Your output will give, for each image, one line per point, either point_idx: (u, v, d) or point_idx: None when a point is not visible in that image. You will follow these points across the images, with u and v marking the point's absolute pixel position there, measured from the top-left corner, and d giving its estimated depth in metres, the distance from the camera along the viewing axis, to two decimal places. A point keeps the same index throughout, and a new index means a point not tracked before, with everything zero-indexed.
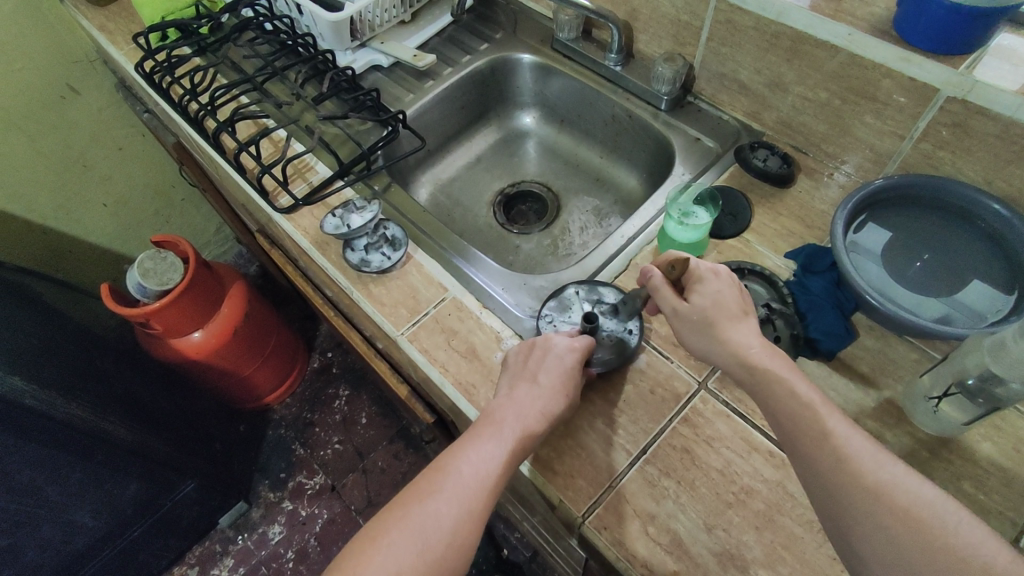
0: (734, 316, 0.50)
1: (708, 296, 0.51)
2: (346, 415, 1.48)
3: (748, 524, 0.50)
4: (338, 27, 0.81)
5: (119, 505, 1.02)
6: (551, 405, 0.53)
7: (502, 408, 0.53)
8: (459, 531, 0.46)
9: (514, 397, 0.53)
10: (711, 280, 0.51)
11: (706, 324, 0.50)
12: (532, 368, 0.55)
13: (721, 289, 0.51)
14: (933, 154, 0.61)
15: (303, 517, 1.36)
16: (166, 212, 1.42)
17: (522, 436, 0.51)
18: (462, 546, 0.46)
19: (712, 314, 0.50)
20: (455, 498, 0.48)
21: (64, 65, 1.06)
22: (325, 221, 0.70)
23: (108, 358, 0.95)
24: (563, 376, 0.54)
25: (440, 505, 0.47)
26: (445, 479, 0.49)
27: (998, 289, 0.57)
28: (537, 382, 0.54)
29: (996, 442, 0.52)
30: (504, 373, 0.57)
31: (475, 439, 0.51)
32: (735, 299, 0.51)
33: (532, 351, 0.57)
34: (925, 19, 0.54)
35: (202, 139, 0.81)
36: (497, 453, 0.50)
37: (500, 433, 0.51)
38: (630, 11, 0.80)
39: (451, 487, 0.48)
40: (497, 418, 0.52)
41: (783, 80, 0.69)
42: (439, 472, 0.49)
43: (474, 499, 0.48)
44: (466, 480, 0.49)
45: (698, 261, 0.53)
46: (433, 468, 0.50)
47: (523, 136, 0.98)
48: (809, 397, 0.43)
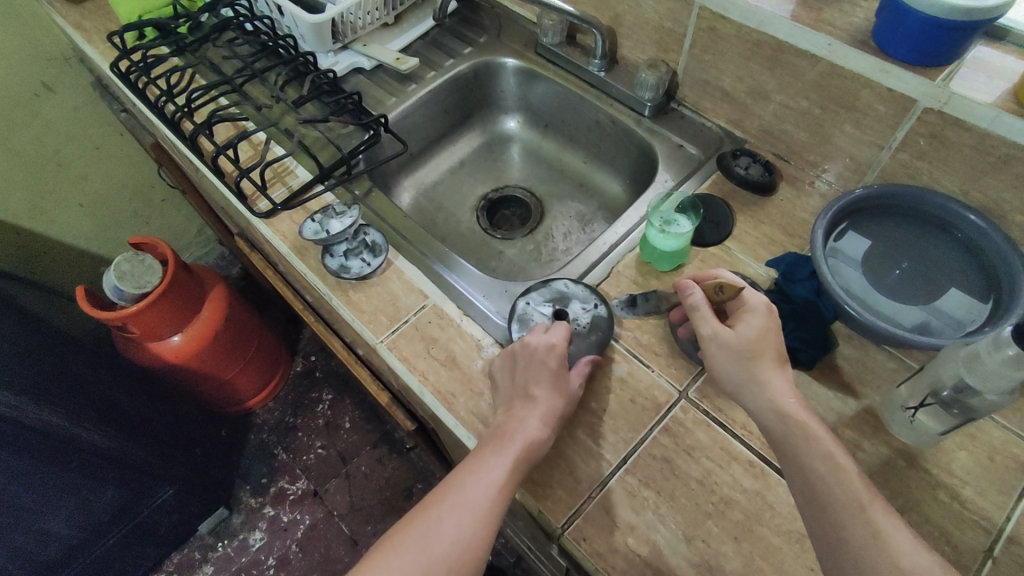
0: (775, 357, 0.50)
1: (755, 329, 0.50)
2: (329, 420, 1.46)
3: (727, 535, 0.50)
4: (319, 29, 0.80)
5: (95, 512, 1.00)
6: (551, 411, 0.53)
7: (508, 422, 0.52)
8: (466, 542, 0.46)
9: (515, 411, 0.53)
10: (762, 315, 0.51)
11: (748, 354, 0.49)
12: (521, 376, 0.55)
13: (769, 326, 0.51)
14: (911, 163, 0.61)
15: (284, 523, 1.34)
16: (146, 213, 1.40)
17: (526, 448, 0.50)
18: (471, 556, 0.46)
19: (757, 348, 0.50)
20: (461, 511, 0.48)
21: (39, 63, 1.04)
22: (304, 226, 0.69)
23: (84, 361, 0.92)
24: (555, 382, 0.54)
25: (446, 517, 0.47)
26: (451, 492, 0.49)
27: (975, 298, 0.58)
28: (532, 394, 0.53)
29: (971, 451, 0.52)
30: (500, 385, 0.56)
31: (482, 453, 0.50)
32: (776, 341, 0.51)
33: (518, 357, 0.56)
34: (904, 31, 0.54)
35: (180, 141, 0.80)
36: (502, 467, 0.49)
37: (504, 446, 0.50)
38: (614, 17, 0.79)
39: (459, 500, 0.48)
40: (502, 431, 0.51)
41: (764, 88, 0.69)
42: (448, 486, 0.50)
43: (480, 512, 0.47)
44: (473, 493, 0.48)
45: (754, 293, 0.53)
46: (443, 483, 0.50)
47: (506, 141, 0.97)
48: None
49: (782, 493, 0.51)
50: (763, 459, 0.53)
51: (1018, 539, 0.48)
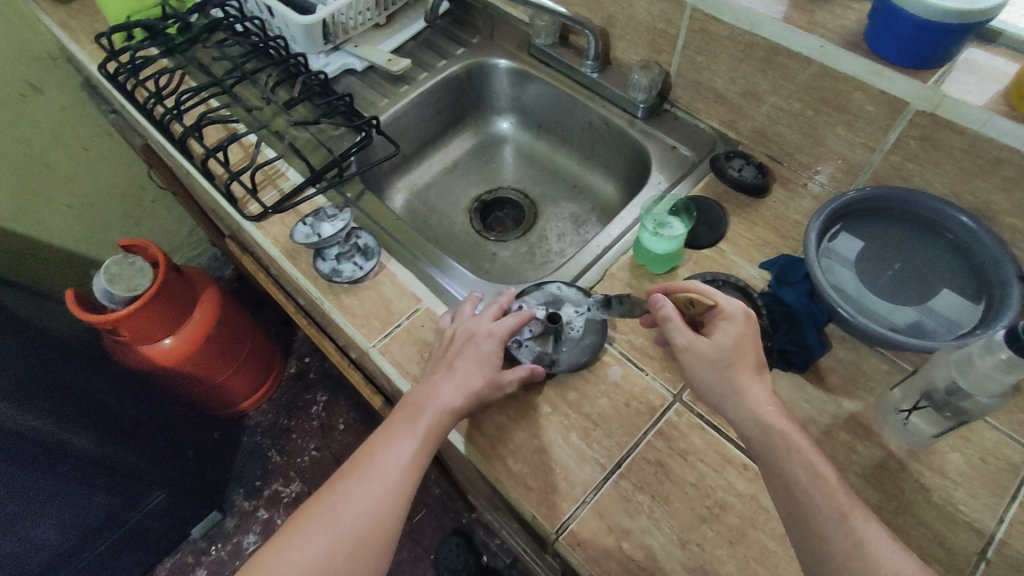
0: (752, 363, 0.49)
1: (732, 338, 0.50)
2: (323, 422, 1.45)
3: (722, 539, 0.50)
4: (310, 30, 0.80)
5: (85, 517, 0.99)
6: (470, 382, 0.53)
7: (420, 394, 0.53)
8: (374, 514, 0.47)
9: (432, 382, 0.53)
10: (739, 321, 0.51)
11: (725, 364, 0.49)
12: (448, 355, 0.55)
13: (746, 332, 0.50)
14: (903, 165, 0.61)
15: (279, 526, 1.33)
16: (136, 215, 1.39)
17: (437, 418, 0.51)
18: (380, 527, 0.47)
19: (734, 356, 0.49)
20: (371, 485, 0.49)
21: (25, 63, 1.03)
22: (294, 230, 0.68)
23: (75, 366, 0.90)
24: (481, 360, 0.54)
25: (354, 491, 0.48)
26: (361, 465, 0.50)
27: (967, 299, 0.58)
28: (454, 368, 0.53)
29: (963, 453, 0.52)
30: (429, 361, 0.56)
31: (394, 427, 0.51)
32: (754, 347, 0.50)
33: (454, 337, 0.56)
34: (895, 34, 0.54)
35: (169, 143, 0.79)
36: (411, 438, 0.50)
37: (415, 419, 0.51)
38: (606, 18, 0.79)
39: (368, 474, 0.49)
40: (414, 404, 0.52)
41: (757, 90, 0.69)
42: (359, 460, 0.51)
43: (390, 484, 0.49)
44: (381, 467, 0.49)
45: (727, 300, 0.51)
46: (356, 457, 0.51)
47: (499, 141, 0.97)
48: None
49: None
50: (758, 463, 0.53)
51: (1010, 541, 0.48)
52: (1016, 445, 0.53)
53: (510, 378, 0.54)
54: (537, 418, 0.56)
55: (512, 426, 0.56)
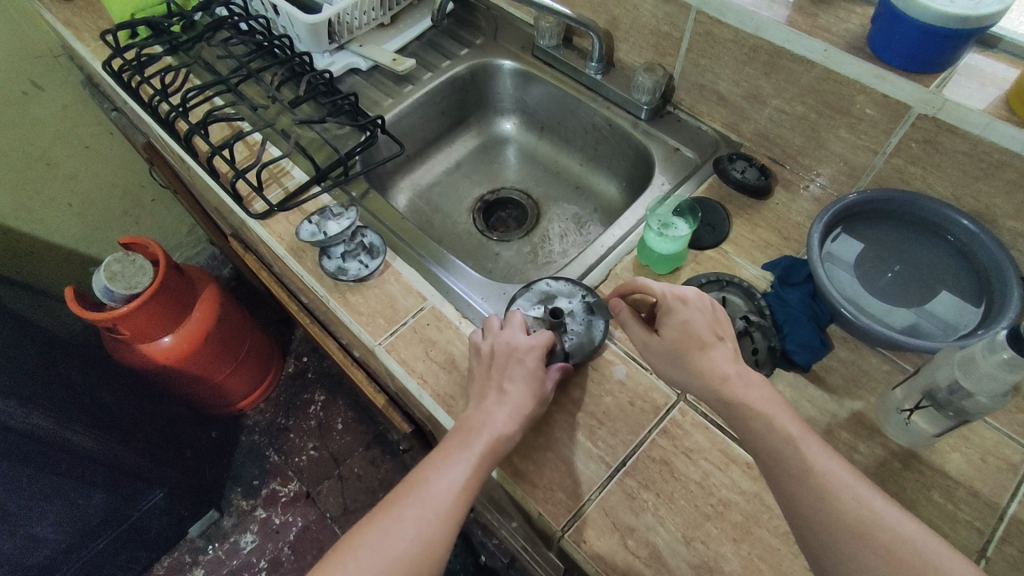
0: (706, 344, 0.49)
1: (676, 327, 0.50)
2: (322, 421, 1.45)
3: (726, 537, 0.50)
4: (316, 29, 0.80)
5: (84, 516, 0.98)
6: (521, 406, 0.53)
7: (473, 417, 0.52)
8: (429, 540, 0.46)
9: (483, 404, 0.53)
10: (678, 309, 0.51)
11: (677, 355, 0.50)
12: (495, 371, 0.55)
13: (690, 316, 0.50)
14: (905, 169, 0.62)
15: (277, 525, 1.33)
16: (135, 213, 1.38)
17: (492, 443, 0.50)
18: (434, 554, 0.46)
19: (682, 345, 0.49)
20: (425, 509, 0.47)
21: (28, 60, 1.02)
22: (300, 228, 0.68)
23: (73, 363, 0.90)
24: (529, 378, 0.54)
25: (408, 515, 0.47)
26: (414, 488, 0.48)
27: (967, 301, 0.59)
28: (505, 390, 0.53)
29: (964, 452, 0.53)
30: (471, 383, 0.56)
31: (448, 450, 0.50)
32: (706, 325, 0.50)
33: (494, 357, 0.55)
34: (898, 38, 0.54)
35: (173, 140, 0.79)
36: (466, 462, 0.49)
37: (470, 442, 0.50)
38: (611, 21, 0.80)
39: (422, 497, 0.48)
40: (468, 427, 0.51)
41: (760, 93, 0.70)
42: (411, 483, 0.49)
43: (445, 509, 0.47)
44: (436, 492, 0.48)
45: (661, 291, 0.52)
46: (406, 479, 0.50)
47: (502, 142, 0.97)
48: (797, 433, 0.44)
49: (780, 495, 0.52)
50: None
51: (1011, 539, 0.49)
52: (1016, 445, 0.54)
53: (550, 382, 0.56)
54: (543, 417, 0.57)
55: None
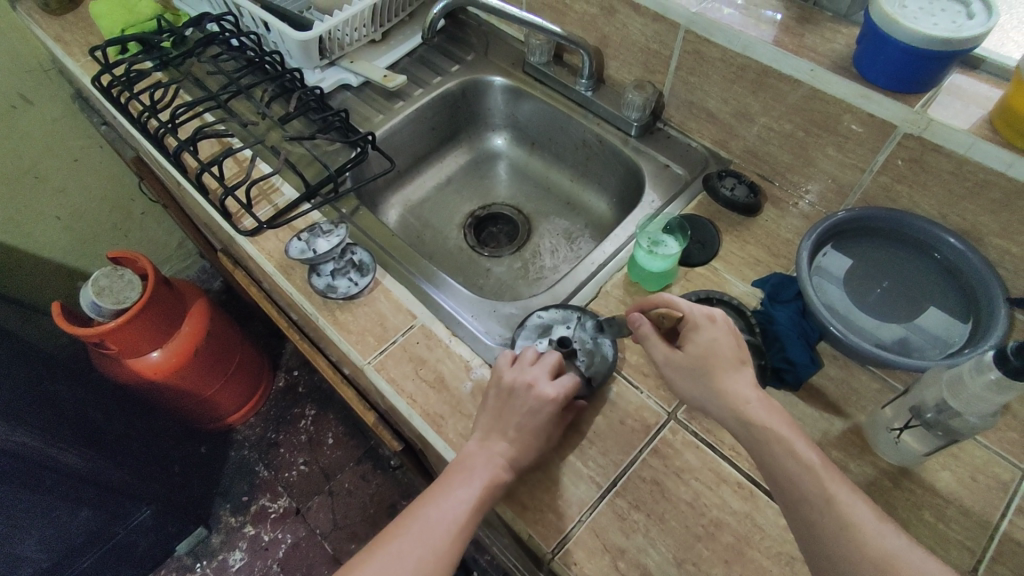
0: (731, 364, 0.49)
1: (702, 344, 0.50)
2: (312, 436, 1.44)
3: (717, 558, 0.50)
4: (306, 46, 0.80)
5: (68, 535, 0.97)
6: (524, 449, 0.53)
7: (474, 455, 0.53)
8: None
9: (485, 443, 0.53)
10: (706, 327, 0.51)
11: (700, 371, 0.49)
12: (506, 412, 0.54)
13: (716, 335, 0.50)
14: (892, 186, 0.63)
15: (266, 543, 1.31)
16: (125, 226, 1.37)
17: (491, 484, 0.51)
18: None
19: (707, 361, 0.49)
20: (423, 546, 0.49)
21: (17, 74, 1.02)
22: (290, 245, 0.68)
23: (60, 378, 0.89)
24: (534, 419, 0.53)
25: (406, 550, 0.49)
26: (413, 522, 0.51)
27: (955, 318, 0.59)
28: (509, 435, 0.53)
29: (954, 470, 0.53)
30: (481, 414, 0.55)
31: (447, 485, 0.52)
32: (731, 347, 0.50)
33: (510, 393, 0.55)
34: (883, 59, 0.55)
35: (162, 157, 0.78)
36: (463, 501, 0.50)
37: (468, 481, 0.51)
38: (601, 38, 0.80)
39: (420, 531, 0.50)
40: (468, 465, 0.52)
41: (749, 111, 0.70)
42: (411, 515, 0.51)
43: (439, 546, 0.49)
44: (434, 529, 0.50)
45: (691, 307, 0.52)
46: (407, 512, 0.52)
47: (493, 157, 0.98)
48: (788, 460, 0.44)
49: (772, 515, 0.52)
50: (752, 480, 0.53)
51: (1001, 559, 0.49)
52: (1006, 463, 0.54)
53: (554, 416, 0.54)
54: None
55: None
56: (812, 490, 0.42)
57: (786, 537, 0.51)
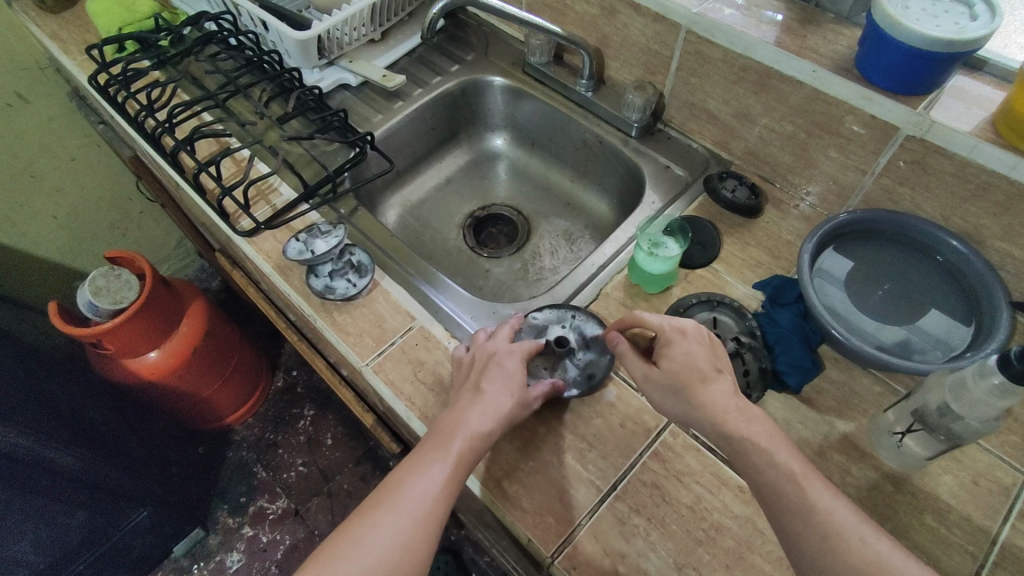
0: (706, 377, 0.48)
1: (677, 359, 0.49)
2: (311, 436, 1.43)
3: (718, 563, 0.49)
4: (305, 45, 0.79)
5: (64, 537, 0.96)
6: (497, 406, 0.52)
7: (449, 417, 0.52)
8: (408, 542, 0.45)
9: (459, 406, 0.53)
10: (678, 341, 0.50)
11: (677, 387, 0.49)
12: (475, 372, 0.55)
13: (689, 348, 0.50)
14: (894, 189, 0.62)
15: (264, 544, 1.31)
16: (123, 226, 1.37)
17: (469, 443, 0.50)
18: (414, 557, 0.45)
19: (682, 376, 0.49)
20: (404, 512, 0.46)
21: (14, 72, 1.01)
22: (288, 245, 0.67)
23: (56, 379, 0.88)
24: (506, 380, 0.54)
25: (387, 517, 0.46)
26: (390, 492, 0.47)
27: (957, 321, 0.59)
28: (480, 390, 0.53)
29: (956, 475, 0.53)
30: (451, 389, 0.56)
31: (421, 450, 0.50)
32: (705, 358, 0.49)
33: (475, 363, 0.56)
34: (886, 60, 0.55)
35: (160, 156, 0.78)
36: (441, 460, 0.48)
37: (445, 443, 0.49)
38: (601, 38, 0.80)
39: (398, 502, 0.47)
40: (444, 429, 0.51)
41: (750, 112, 0.70)
42: (386, 487, 0.48)
43: (423, 512, 0.46)
44: (414, 493, 0.47)
45: (660, 322, 0.51)
46: (384, 484, 0.49)
47: (493, 158, 0.97)
48: (789, 466, 0.43)
49: None
50: None
51: (1004, 564, 0.49)
52: (1008, 468, 0.53)
53: (535, 395, 0.54)
54: (532, 439, 0.56)
55: (507, 446, 0.56)
56: (814, 495, 0.42)
57: None
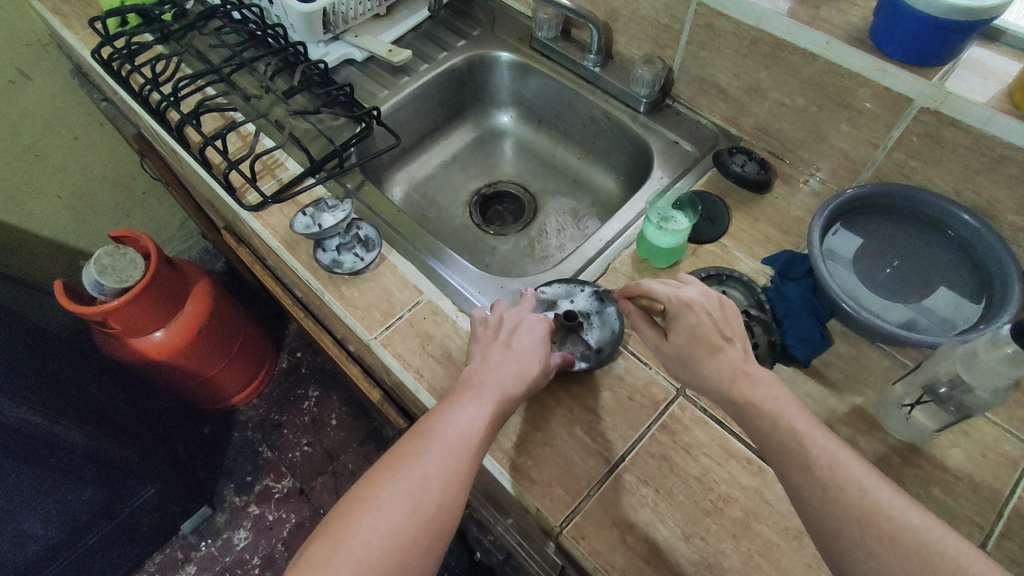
0: (716, 347, 0.48)
1: (685, 332, 0.49)
2: (316, 417, 1.44)
3: (725, 533, 0.50)
4: (310, 18, 0.79)
5: (72, 512, 0.96)
6: (527, 368, 0.53)
7: (480, 373, 0.52)
8: (449, 486, 0.45)
9: (489, 363, 0.53)
10: (684, 314, 0.50)
11: (687, 360, 0.49)
12: (504, 335, 0.55)
13: (697, 320, 0.49)
14: (906, 163, 0.62)
15: (270, 522, 1.32)
16: (126, 206, 1.37)
17: (502, 398, 0.50)
18: (452, 502, 0.45)
19: (692, 349, 0.49)
20: (443, 456, 0.46)
21: (16, 48, 1.00)
22: (294, 220, 0.67)
23: (62, 356, 0.88)
24: (535, 342, 0.55)
25: (428, 461, 0.46)
26: (429, 441, 0.47)
27: (966, 297, 0.59)
28: (510, 348, 0.54)
29: (964, 448, 0.53)
30: (473, 345, 0.56)
31: (456, 403, 0.50)
32: (715, 328, 0.49)
33: (502, 324, 0.57)
34: (901, 30, 0.54)
35: (165, 131, 0.77)
36: (479, 415, 0.49)
37: (480, 396, 0.50)
38: (610, 12, 0.79)
39: (438, 447, 0.46)
40: (476, 382, 0.51)
41: (760, 86, 0.69)
42: (423, 435, 0.47)
43: (462, 458, 0.46)
44: (453, 439, 0.47)
45: (666, 295, 0.51)
46: (417, 429, 0.48)
47: (499, 136, 0.96)
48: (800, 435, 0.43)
49: (780, 491, 0.51)
50: (760, 456, 0.53)
51: (1011, 535, 0.49)
52: (1017, 441, 0.53)
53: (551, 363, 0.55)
54: (541, 411, 0.56)
55: (516, 419, 0.56)
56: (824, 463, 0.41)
57: (795, 513, 0.50)
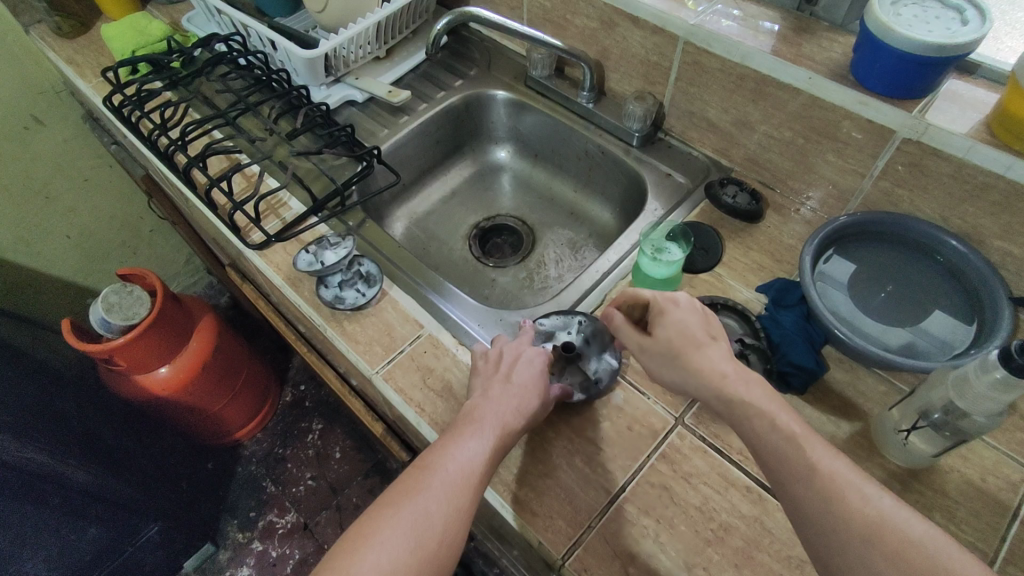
0: (701, 343, 0.49)
1: (671, 327, 0.51)
2: (319, 450, 1.44)
3: (728, 563, 0.50)
4: (313, 64, 0.82)
5: (76, 554, 0.92)
6: (526, 402, 0.54)
7: (480, 407, 0.53)
8: (450, 522, 0.46)
9: (490, 397, 0.53)
10: (670, 310, 0.52)
11: (673, 356, 0.50)
12: (504, 368, 0.56)
13: (682, 316, 0.51)
14: (893, 191, 0.63)
15: (273, 558, 1.31)
16: (133, 244, 1.39)
17: (502, 432, 0.51)
18: (452, 539, 0.45)
19: (677, 344, 0.50)
20: (445, 491, 0.47)
21: (30, 95, 1.04)
22: (298, 258, 0.69)
23: (69, 396, 0.90)
24: (534, 376, 0.56)
25: (430, 497, 0.46)
26: (430, 476, 0.47)
27: (960, 320, 0.59)
28: (511, 381, 0.55)
29: (963, 473, 0.53)
30: (474, 378, 0.57)
31: (457, 437, 0.50)
32: (700, 326, 0.50)
33: (501, 358, 0.58)
34: (880, 66, 0.56)
35: (172, 173, 0.80)
36: (480, 450, 0.49)
37: (481, 430, 0.51)
38: (602, 51, 0.82)
39: (440, 482, 0.47)
40: (477, 416, 0.52)
41: (748, 119, 0.71)
42: (425, 470, 0.48)
43: (463, 493, 0.47)
44: (454, 474, 0.48)
45: (653, 293, 0.54)
46: (419, 463, 0.49)
47: (497, 170, 0.99)
48: None
49: (781, 519, 0.52)
50: (760, 484, 0.54)
51: (1015, 560, 0.49)
52: (1016, 465, 0.54)
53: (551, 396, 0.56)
54: (541, 443, 0.57)
55: (517, 451, 0.56)
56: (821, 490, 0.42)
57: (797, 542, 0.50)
